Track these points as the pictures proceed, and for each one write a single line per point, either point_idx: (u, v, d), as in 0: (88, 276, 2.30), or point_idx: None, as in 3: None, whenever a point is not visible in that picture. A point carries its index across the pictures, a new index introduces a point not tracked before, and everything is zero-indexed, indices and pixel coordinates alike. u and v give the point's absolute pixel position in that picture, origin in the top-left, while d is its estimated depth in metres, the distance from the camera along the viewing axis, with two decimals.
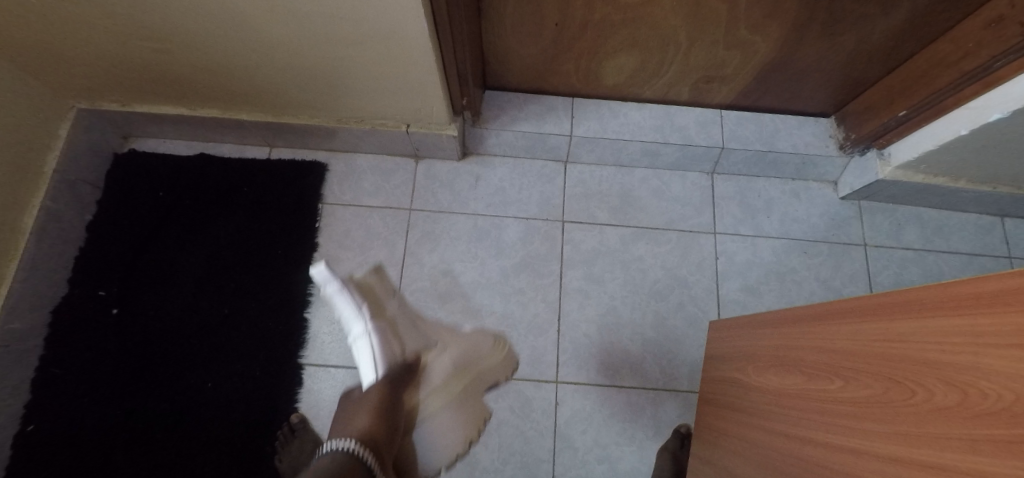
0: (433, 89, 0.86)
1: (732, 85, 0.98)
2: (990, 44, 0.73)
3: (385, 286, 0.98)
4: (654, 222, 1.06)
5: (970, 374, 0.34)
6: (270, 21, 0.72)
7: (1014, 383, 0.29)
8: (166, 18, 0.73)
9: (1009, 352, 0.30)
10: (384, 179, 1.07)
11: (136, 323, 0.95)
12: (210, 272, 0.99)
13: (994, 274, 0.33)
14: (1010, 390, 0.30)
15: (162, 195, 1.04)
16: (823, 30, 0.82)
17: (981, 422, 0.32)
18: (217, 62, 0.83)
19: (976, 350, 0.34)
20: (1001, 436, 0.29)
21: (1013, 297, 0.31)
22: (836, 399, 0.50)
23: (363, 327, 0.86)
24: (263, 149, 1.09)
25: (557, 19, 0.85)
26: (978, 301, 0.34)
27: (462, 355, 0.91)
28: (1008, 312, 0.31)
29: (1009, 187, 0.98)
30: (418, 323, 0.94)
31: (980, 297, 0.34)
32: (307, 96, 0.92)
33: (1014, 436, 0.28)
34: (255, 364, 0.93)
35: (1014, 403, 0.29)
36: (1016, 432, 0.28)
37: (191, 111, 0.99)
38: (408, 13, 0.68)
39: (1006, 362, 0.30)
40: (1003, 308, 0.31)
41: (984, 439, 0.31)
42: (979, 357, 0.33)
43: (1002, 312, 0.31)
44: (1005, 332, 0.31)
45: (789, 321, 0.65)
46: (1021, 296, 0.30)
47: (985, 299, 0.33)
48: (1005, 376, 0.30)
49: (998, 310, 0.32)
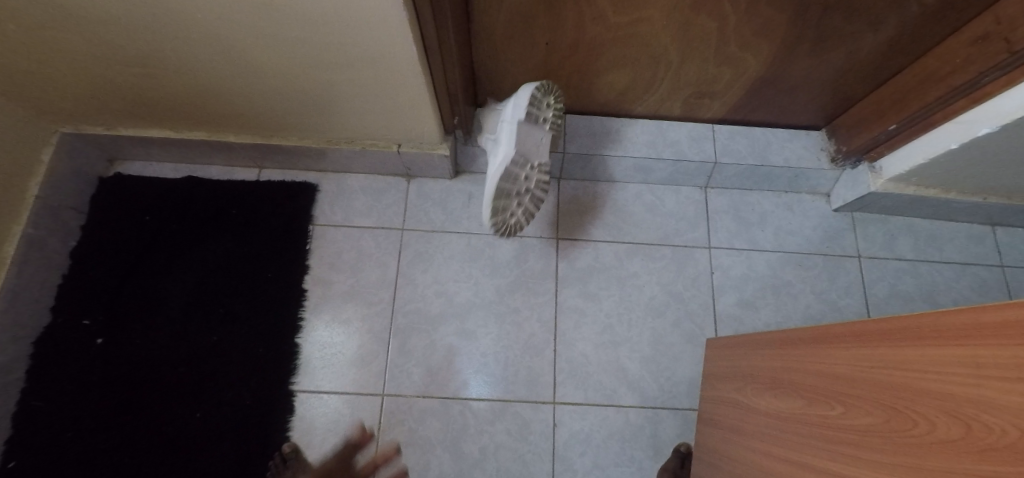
0: (424, 110, 0.85)
1: (723, 100, 0.98)
2: (977, 60, 0.74)
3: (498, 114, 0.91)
4: (648, 237, 1.05)
5: (979, 408, 0.33)
6: (257, 46, 0.71)
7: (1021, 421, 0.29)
8: (152, 44, 0.72)
9: (1015, 388, 0.30)
10: (377, 199, 1.06)
11: (122, 352, 0.92)
12: (199, 297, 0.97)
13: (996, 308, 0.32)
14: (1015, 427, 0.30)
15: (148, 218, 1.02)
16: (812, 47, 0.83)
17: (986, 458, 0.31)
18: (205, 87, 0.82)
19: (984, 383, 0.33)
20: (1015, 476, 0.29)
21: (1018, 333, 0.30)
22: (836, 427, 0.50)
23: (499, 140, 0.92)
24: (251, 170, 1.07)
25: (548, 38, 0.85)
26: (985, 333, 0.34)
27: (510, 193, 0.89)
28: (1017, 347, 0.30)
29: (1000, 197, 0.98)
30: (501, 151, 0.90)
31: (987, 329, 0.34)
32: (296, 119, 0.90)
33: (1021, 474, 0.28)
34: (246, 392, 0.91)
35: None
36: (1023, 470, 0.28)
37: (177, 133, 0.97)
38: (398, 35, 0.67)
39: (1011, 398, 0.30)
40: (1012, 343, 0.31)
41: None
42: (987, 392, 0.33)
43: (1011, 346, 0.31)
44: (1008, 368, 0.31)
45: (786, 344, 0.65)
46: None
47: (992, 331, 0.33)
48: (1010, 412, 0.30)
49: (1002, 345, 0.32)
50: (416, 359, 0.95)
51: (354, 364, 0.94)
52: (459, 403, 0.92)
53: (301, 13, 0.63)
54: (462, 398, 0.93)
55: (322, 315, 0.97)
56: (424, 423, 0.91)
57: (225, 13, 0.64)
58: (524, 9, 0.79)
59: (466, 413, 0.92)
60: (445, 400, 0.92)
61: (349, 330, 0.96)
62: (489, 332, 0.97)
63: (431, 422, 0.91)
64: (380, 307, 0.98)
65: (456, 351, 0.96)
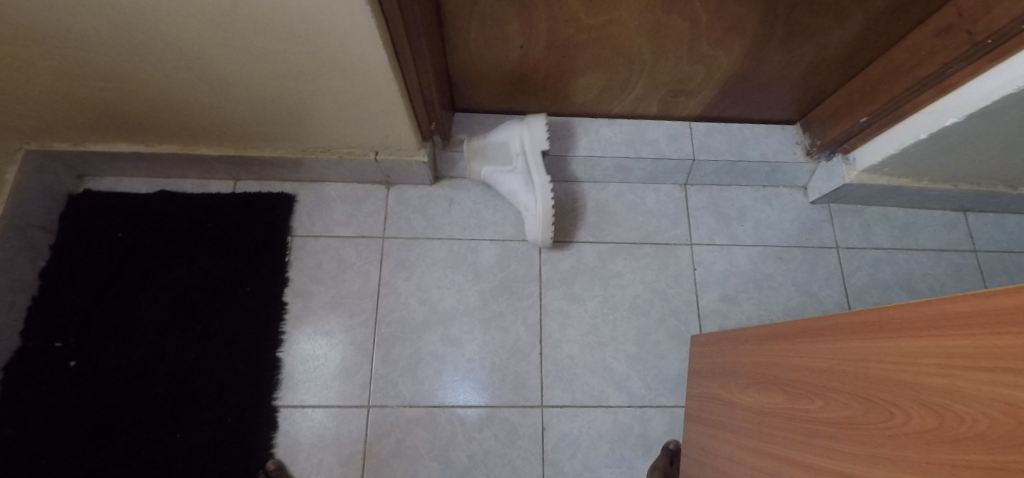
0: (400, 116, 0.85)
1: (698, 98, 0.98)
2: (941, 52, 0.75)
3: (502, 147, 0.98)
4: (630, 236, 1.05)
5: (957, 397, 0.33)
6: (225, 57, 0.69)
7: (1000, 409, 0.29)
8: (115, 56, 0.70)
9: (992, 377, 0.30)
10: (356, 208, 1.05)
11: (96, 375, 0.90)
12: (175, 314, 0.95)
13: (970, 298, 0.33)
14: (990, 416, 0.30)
15: (120, 236, 0.99)
16: (784, 43, 0.84)
17: (964, 447, 0.32)
18: (173, 99, 0.80)
19: (959, 373, 0.33)
20: (1001, 464, 0.29)
21: (992, 324, 0.31)
22: (817, 420, 0.50)
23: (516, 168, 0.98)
24: (227, 182, 1.05)
25: (522, 41, 0.84)
26: (958, 322, 0.34)
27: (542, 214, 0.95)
28: (995, 336, 0.30)
29: (969, 184, 1.01)
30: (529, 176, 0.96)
31: (959, 318, 0.34)
32: (270, 129, 0.89)
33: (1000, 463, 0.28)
34: (227, 409, 0.89)
35: (1012, 429, 0.28)
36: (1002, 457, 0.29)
37: (147, 147, 0.95)
38: (368, 42, 0.66)
39: (988, 387, 0.31)
40: (989, 331, 0.31)
41: (981, 467, 0.30)
42: (966, 381, 0.33)
43: (987, 335, 0.31)
44: (983, 357, 0.31)
45: (766, 337, 0.65)
46: (1000, 322, 0.30)
47: (967, 320, 0.33)
48: (988, 401, 0.31)
49: (975, 335, 0.32)
50: (401, 368, 0.94)
51: (338, 376, 0.93)
52: (446, 411, 0.92)
53: (268, 22, 0.62)
54: (448, 406, 0.92)
55: (303, 328, 0.96)
56: (411, 433, 0.90)
57: (189, 24, 0.63)
58: (496, 13, 0.78)
59: (453, 420, 0.91)
60: (432, 409, 0.92)
61: (332, 341, 0.95)
62: (474, 338, 0.97)
63: (418, 432, 0.90)
64: (362, 317, 0.97)
65: (441, 358, 0.95)
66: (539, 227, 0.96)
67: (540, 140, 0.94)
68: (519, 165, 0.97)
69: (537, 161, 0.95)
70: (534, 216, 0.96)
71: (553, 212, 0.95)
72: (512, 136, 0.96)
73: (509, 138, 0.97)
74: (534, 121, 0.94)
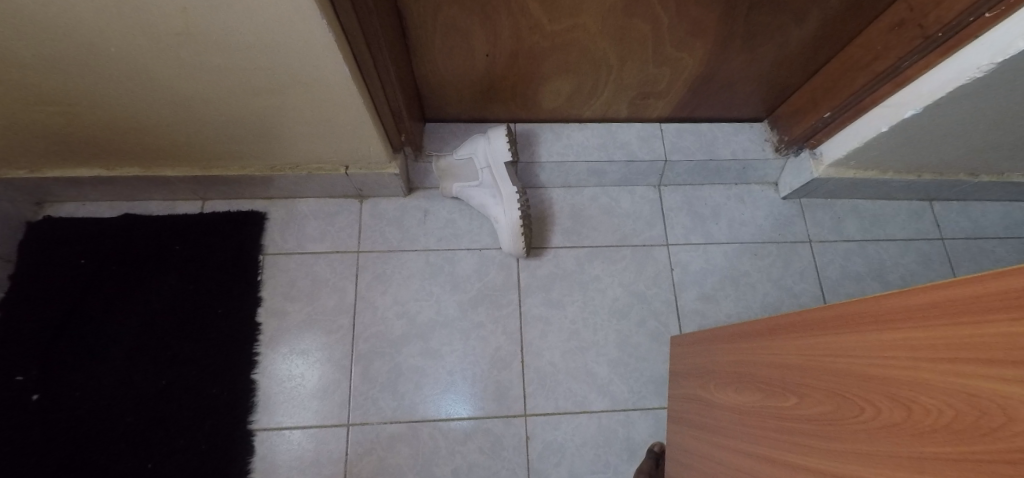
0: (366, 130, 0.84)
1: (667, 99, 0.99)
2: (896, 46, 0.77)
3: (468, 163, 0.98)
4: (607, 239, 1.05)
5: (921, 389, 0.34)
6: (180, 76, 0.68)
7: (966, 403, 0.30)
8: (64, 79, 0.68)
9: (955, 368, 0.31)
10: (329, 223, 1.03)
11: (61, 407, 0.87)
12: (144, 340, 0.92)
13: (931, 289, 0.33)
14: (957, 408, 0.31)
15: (83, 262, 0.96)
16: (746, 44, 0.85)
17: (933, 439, 0.32)
18: (131, 121, 0.78)
19: (923, 365, 0.34)
20: (970, 456, 0.29)
21: (955, 317, 0.31)
22: (792, 417, 0.50)
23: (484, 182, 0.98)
24: (194, 203, 1.03)
25: (488, 49, 0.84)
26: (919, 314, 0.34)
27: (513, 225, 0.94)
28: (958, 326, 0.31)
29: (933, 174, 1.03)
30: (498, 188, 0.96)
31: (921, 311, 0.34)
32: (235, 148, 0.87)
33: (969, 455, 0.29)
34: (200, 436, 0.87)
35: (978, 420, 0.29)
36: (970, 449, 0.29)
37: (108, 172, 0.92)
38: (327, 57, 0.65)
39: (952, 378, 0.31)
40: (952, 322, 0.31)
41: (950, 459, 0.30)
42: (931, 373, 0.33)
43: (948, 327, 0.32)
44: (945, 348, 0.32)
45: (740, 336, 0.65)
46: (962, 315, 0.31)
47: (929, 311, 0.33)
48: (952, 393, 0.31)
49: (937, 326, 0.33)
50: (381, 384, 0.92)
51: (316, 396, 0.91)
52: (428, 426, 0.90)
53: (222, 39, 0.61)
54: (431, 420, 0.91)
55: (279, 348, 0.94)
56: (393, 451, 0.88)
57: (140, 44, 0.61)
58: (459, 22, 0.78)
59: (435, 434, 0.90)
60: (413, 425, 0.90)
61: (309, 361, 0.93)
62: (454, 349, 0.96)
63: (400, 449, 0.88)
64: (339, 334, 0.95)
65: (421, 372, 0.94)
66: (512, 237, 0.96)
67: (504, 153, 0.94)
68: (486, 179, 0.97)
69: (502, 174, 0.94)
70: (506, 228, 0.96)
71: (524, 222, 0.95)
72: (476, 152, 0.97)
73: (473, 154, 0.97)
74: (496, 135, 0.94)
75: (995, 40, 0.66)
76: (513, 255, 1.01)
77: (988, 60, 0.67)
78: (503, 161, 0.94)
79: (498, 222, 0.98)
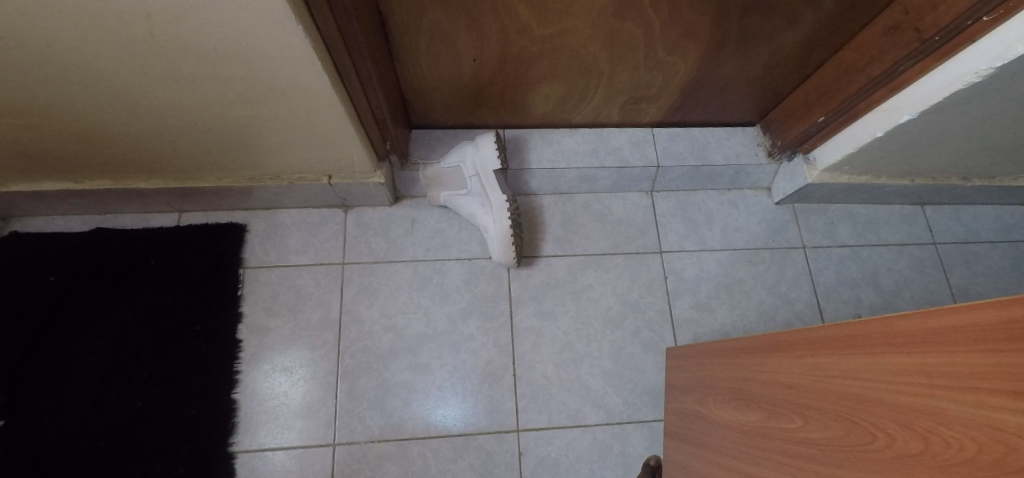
0: (349, 140, 0.80)
1: (658, 104, 0.97)
2: (892, 50, 0.76)
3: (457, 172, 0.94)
4: (599, 247, 1.03)
5: (939, 419, 0.32)
6: (149, 85, 0.64)
7: (985, 439, 0.28)
8: (24, 90, 0.63)
9: (975, 400, 0.29)
10: (313, 234, 0.99)
11: (28, 433, 0.82)
12: (119, 360, 0.88)
13: (950, 313, 0.32)
14: (975, 441, 0.29)
15: (52, 279, 0.91)
16: (739, 48, 0.83)
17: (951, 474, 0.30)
18: (98, 132, 0.74)
19: (941, 393, 0.32)
20: None
21: (977, 345, 0.29)
22: (798, 440, 0.48)
23: (474, 191, 0.94)
24: (171, 215, 0.99)
25: (475, 54, 0.81)
26: (937, 339, 0.33)
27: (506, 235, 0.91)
28: (979, 355, 0.29)
29: (925, 178, 1.02)
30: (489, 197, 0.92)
31: (939, 335, 0.32)
32: (212, 158, 0.83)
33: None
34: (178, 460, 0.83)
35: (1003, 457, 0.26)
36: None
37: (78, 185, 0.88)
38: (304, 65, 0.62)
39: (972, 409, 0.29)
40: (972, 348, 0.29)
41: None
42: (948, 401, 0.31)
43: (967, 355, 0.30)
44: (964, 376, 0.30)
45: (741, 352, 0.63)
46: (984, 344, 0.29)
47: (947, 336, 0.32)
48: (971, 425, 0.29)
49: (956, 353, 0.31)
50: (368, 401, 0.89)
51: (300, 415, 0.87)
52: (418, 444, 0.87)
53: (191, 46, 0.57)
54: (420, 438, 0.88)
55: (261, 366, 0.90)
56: (381, 470, 0.85)
57: (103, 52, 0.57)
58: (444, 26, 0.75)
59: (425, 453, 0.87)
60: (403, 443, 0.87)
61: (292, 379, 0.89)
62: (444, 363, 0.93)
63: (388, 469, 0.85)
64: (324, 350, 0.92)
65: (410, 387, 0.91)
66: (504, 246, 0.93)
67: (493, 160, 0.91)
68: (475, 187, 0.94)
69: (491, 182, 0.92)
70: (496, 237, 0.93)
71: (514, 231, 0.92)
72: (463, 160, 0.93)
73: (460, 163, 0.94)
74: (484, 142, 0.92)
75: (993, 44, 0.65)
76: (504, 265, 0.98)
77: (986, 64, 0.66)
78: (492, 169, 0.92)
79: (490, 232, 0.94)
